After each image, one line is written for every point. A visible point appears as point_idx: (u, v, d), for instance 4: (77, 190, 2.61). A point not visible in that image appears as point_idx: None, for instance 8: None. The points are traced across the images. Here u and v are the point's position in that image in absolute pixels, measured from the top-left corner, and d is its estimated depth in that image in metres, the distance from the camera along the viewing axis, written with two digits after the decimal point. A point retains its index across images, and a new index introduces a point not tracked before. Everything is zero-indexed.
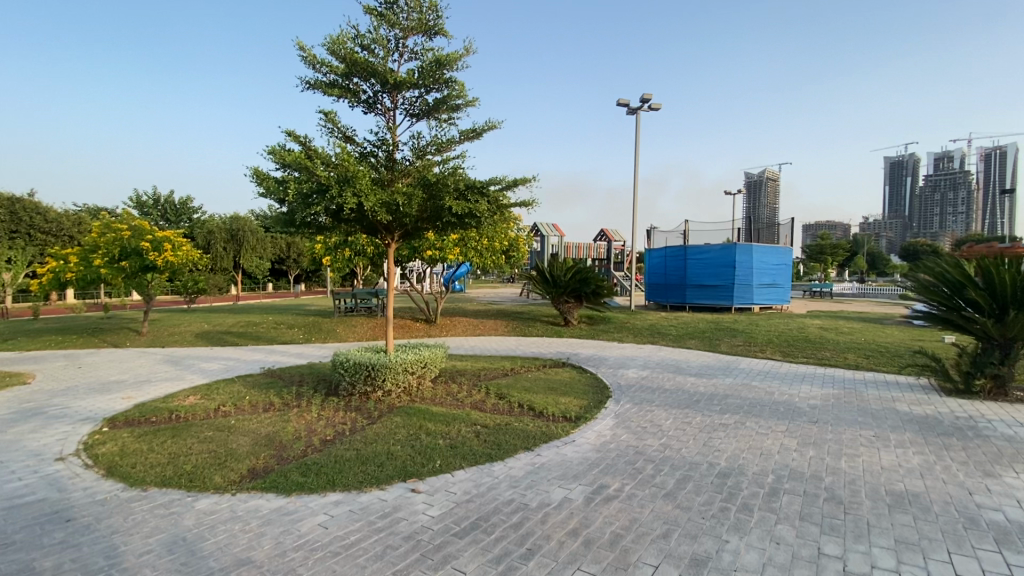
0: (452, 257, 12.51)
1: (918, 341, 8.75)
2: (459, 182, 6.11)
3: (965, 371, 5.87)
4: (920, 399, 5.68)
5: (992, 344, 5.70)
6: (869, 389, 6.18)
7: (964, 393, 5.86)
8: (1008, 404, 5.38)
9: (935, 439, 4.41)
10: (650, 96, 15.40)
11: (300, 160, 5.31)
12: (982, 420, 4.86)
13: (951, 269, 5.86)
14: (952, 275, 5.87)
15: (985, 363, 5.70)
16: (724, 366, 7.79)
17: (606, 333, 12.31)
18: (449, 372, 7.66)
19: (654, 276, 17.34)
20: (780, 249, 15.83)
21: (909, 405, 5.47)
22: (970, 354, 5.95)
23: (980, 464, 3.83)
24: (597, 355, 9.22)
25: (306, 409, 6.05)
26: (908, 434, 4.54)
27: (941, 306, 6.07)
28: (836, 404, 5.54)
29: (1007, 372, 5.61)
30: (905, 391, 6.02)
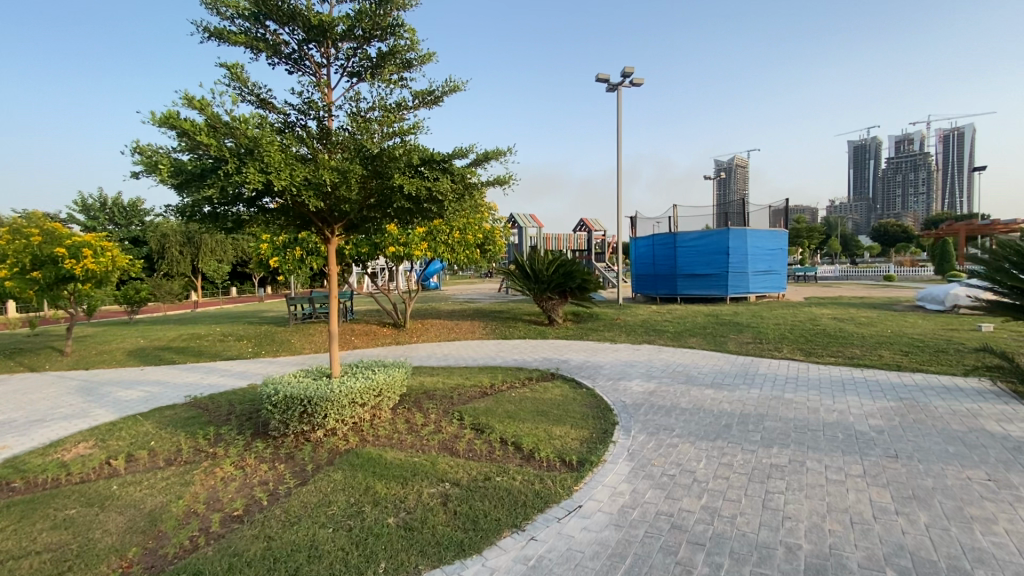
0: (420, 254, 11.05)
1: (951, 332, 7.72)
2: (414, 155, 4.70)
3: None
4: (1006, 412, 4.54)
5: None
6: (933, 401, 5.01)
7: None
8: None
9: None
10: (632, 70, 14.06)
11: (179, 125, 3.69)
12: None
13: None
14: None
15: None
16: (743, 372, 6.57)
17: (596, 332, 11.07)
18: (415, 394, 6.26)
19: (642, 266, 16.15)
20: (775, 232, 14.79)
21: (998, 423, 4.33)
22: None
23: None
24: (590, 362, 7.91)
25: (218, 463, 4.54)
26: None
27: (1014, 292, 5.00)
28: (906, 427, 4.35)
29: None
30: (980, 400, 4.89)
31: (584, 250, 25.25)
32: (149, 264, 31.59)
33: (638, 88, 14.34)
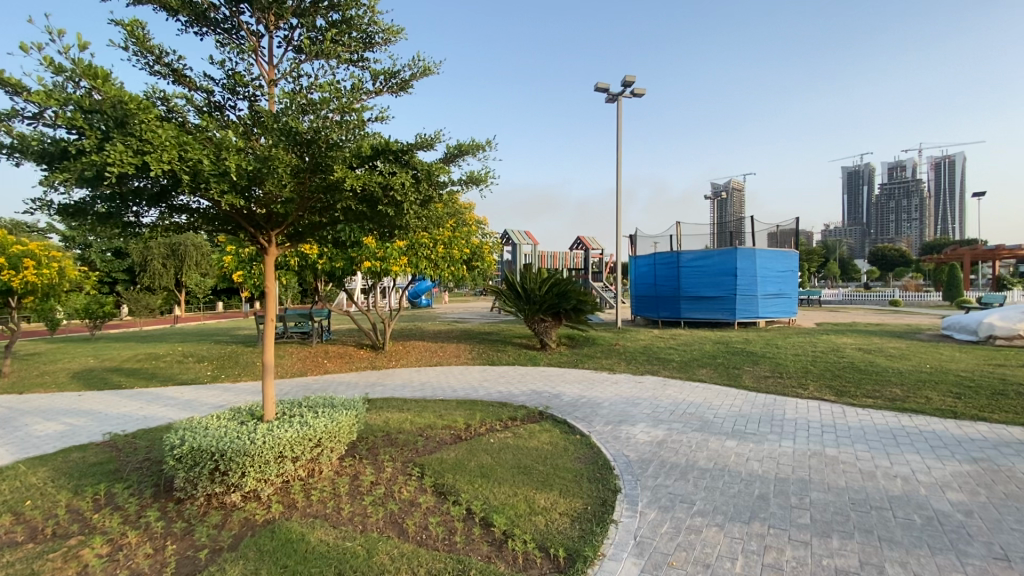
0: (399, 269, 10.00)
1: (1000, 370, 6.70)
2: (367, 146, 3.73)
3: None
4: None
5: None
6: (1017, 464, 3.95)
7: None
8: None
9: None
10: (633, 78, 13.26)
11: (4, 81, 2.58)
12: None
13: None
14: None
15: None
16: (768, 416, 5.50)
17: (592, 359, 9.99)
18: (372, 440, 5.13)
19: (642, 286, 15.16)
20: (784, 253, 13.85)
21: None
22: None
23: None
24: (586, 398, 6.80)
25: (87, 542, 3.40)
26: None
27: None
28: (1000, 507, 3.27)
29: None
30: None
31: (581, 269, 24.29)
32: (130, 277, 30.44)
33: (640, 98, 13.52)
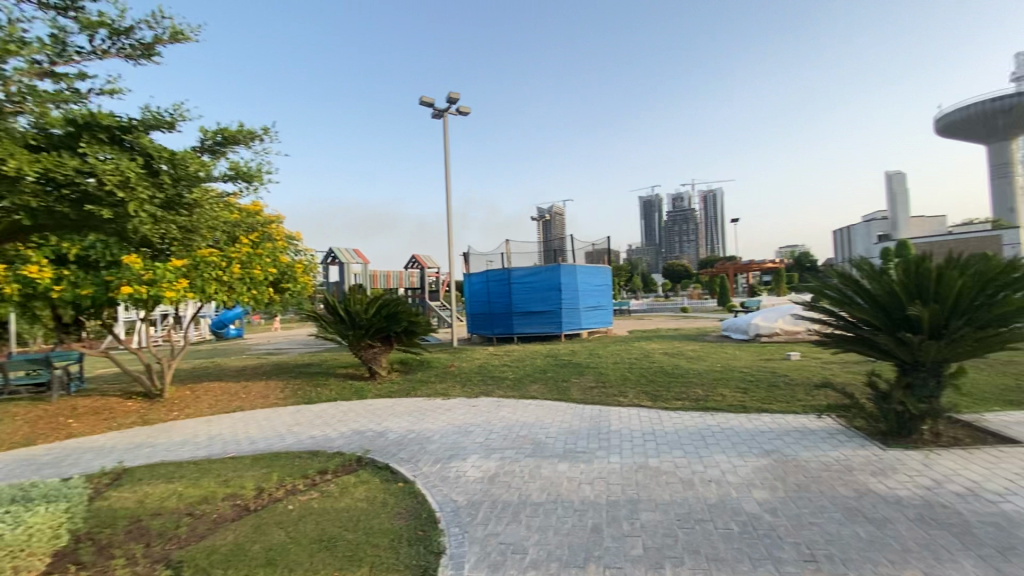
0: (177, 297, 7.82)
1: (769, 363, 7.86)
2: (63, 116, 3.87)
3: (892, 408, 3.89)
4: (869, 446, 3.92)
5: (919, 370, 3.88)
6: (796, 449, 4.36)
7: (902, 440, 3.91)
8: (955, 434, 3.93)
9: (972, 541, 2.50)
10: (457, 96, 13.16)
11: None
12: (960, 477, 3.19)
13: (866, 271, 4.02)
14: (874, 283, 3.95)
15: (921, 400, 3.79)
16: (596, 431, 5.44)
17: (425, 385, 9.28)
18: (105, 537, 3.64)
19: (476, 304, 15.01)
20: (600, 268, 15.05)
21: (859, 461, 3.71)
22: (894, 384, 4.02)
23: None
24: (414, 433, 6.06)
25: None
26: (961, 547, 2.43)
27: (846, 321, 4.15)
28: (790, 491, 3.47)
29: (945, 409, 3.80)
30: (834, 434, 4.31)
31: (416, 289, 23.51)
32: None
33: (465, 116, 13.47)
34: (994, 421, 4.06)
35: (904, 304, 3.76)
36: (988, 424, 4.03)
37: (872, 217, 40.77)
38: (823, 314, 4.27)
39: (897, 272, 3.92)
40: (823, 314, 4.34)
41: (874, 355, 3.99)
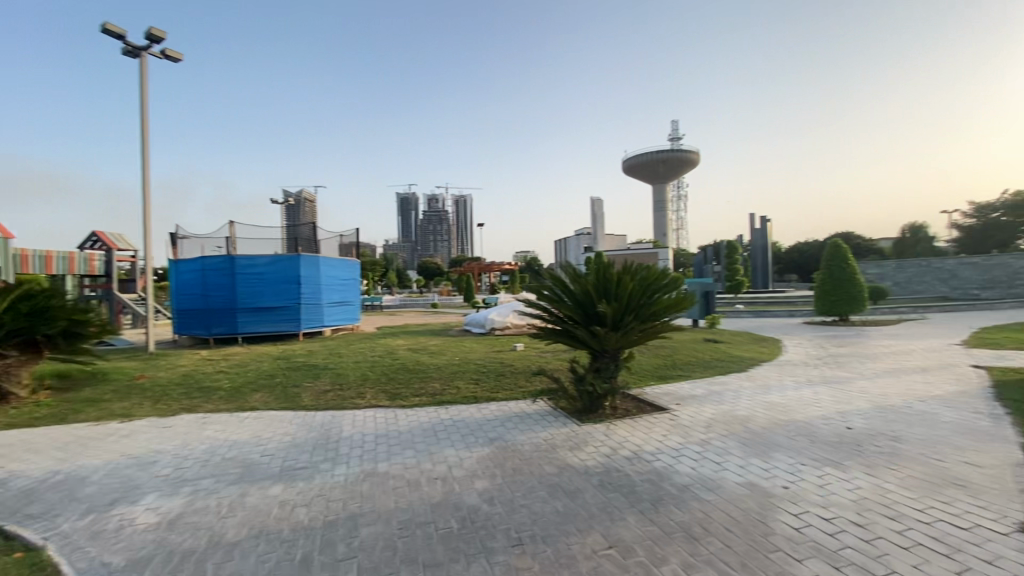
0: None
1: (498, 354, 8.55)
2: None
3: (585, 389, 4.53)
4: (569, 423, 4.46)
5: (604, 356, 4.65)
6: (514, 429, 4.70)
7: (592, 415, 4.59)
8: (628, 406, 4.83)
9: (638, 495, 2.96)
10: (161, 36, 10.43)
11: None
12: (630, 442, 3.87)
13: (569, 273, 4.64)
14: (575, 284, 4.59)
15: (606, 381, 4.52)
16: (324, 440, 4.88)
17: (94, 405, 6.98)
18: None
19: (186, 297, 12.22)
20: (347, 262, 14.17)
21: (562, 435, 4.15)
22: (588, 369, 4.72)
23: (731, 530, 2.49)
24: (58, 475, 4.37)
25: None
26: (626, 503, 2.87)
27: (555, 317, 4.71)
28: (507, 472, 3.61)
29: (621, 387, 4.62)
30: (545, 414, 4.83)
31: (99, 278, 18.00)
32: None
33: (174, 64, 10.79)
34: (650, 394, 5.20)
35: (595, 302, 4.44)
36: (647, 396, 5.12)
37: (581, 232, 50.06)
38: (539, 310, 4.76)
39: (592, 274, 4.61)
40: (538, 309, 4.83)
41: (575, 345, 4.61)
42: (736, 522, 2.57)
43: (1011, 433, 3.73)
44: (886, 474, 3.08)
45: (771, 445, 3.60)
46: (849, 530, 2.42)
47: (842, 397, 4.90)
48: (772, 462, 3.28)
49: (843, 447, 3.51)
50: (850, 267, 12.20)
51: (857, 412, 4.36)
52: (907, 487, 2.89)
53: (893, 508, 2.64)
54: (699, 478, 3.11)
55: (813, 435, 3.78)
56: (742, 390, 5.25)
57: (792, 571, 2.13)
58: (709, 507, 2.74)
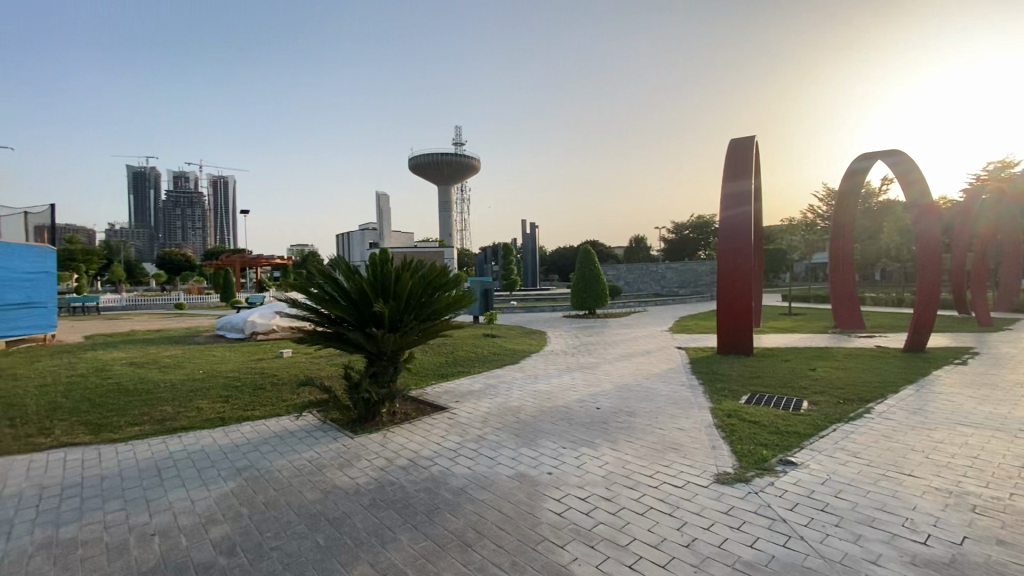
0: None
1: (257, 353, 7.29)
2: None
3: (360, 397, 4.11)
4: (340, 436, 3.97)
5: (381, 360, 4.33)
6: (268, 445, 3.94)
7: (369, 424, 4.19)
8: (406, 411, 4.56)
9: (410, 507, 2.74)
10: None
11: None
12: (407, 448, 3.63)
13: (341, 269, 4.14)
14: (348, 280, 4.11)
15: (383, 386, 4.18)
16: None
17: None
18: None
19: None
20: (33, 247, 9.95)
21: (330, 451, 3.65)
22: (363, 374, 4.30)
23: (501, 530, 2.46)
24: None
25: None
26: (399, 520, 2.62)
27: (325, 318, 4.16)
28: (257, 503, 2.96)
29: (400, 391, 4.35)
30: (312, 427, 4.24)
31: None
32: None
33: None
34: (429, 393, 5.08)
35: (371, 301, 4.06)
36: (426, 396, 4.99)
37: (365, 227, 48.02)
38: (305, 311, 4.14)
39: (367, 271, 4.21)
40: (306, 310, 4.22)
41: (348, 349, 4.15)
42: (507, 519, 2.56)
43: (703, 399, 4.78)
44: (626, 446, 3.55)
45: (538, 433, 3.82)
46: (600, 507, 2.65)
47: (592, 381, 5.61)
48: (539, 450, 3.46)
49: (595, 426, 3.94)
50: (597, 270, 14.51)
51: (604, 393, 5.02)
52: (640, 456, 3.36)
53: (631, 478, 3.01)
54: (474, 477, 3.07)
55: (571, 418, 4.18)
56: (514, 382, 5.56)
57: (556, 560, 2.19)
58: (483, 507, 2.69)
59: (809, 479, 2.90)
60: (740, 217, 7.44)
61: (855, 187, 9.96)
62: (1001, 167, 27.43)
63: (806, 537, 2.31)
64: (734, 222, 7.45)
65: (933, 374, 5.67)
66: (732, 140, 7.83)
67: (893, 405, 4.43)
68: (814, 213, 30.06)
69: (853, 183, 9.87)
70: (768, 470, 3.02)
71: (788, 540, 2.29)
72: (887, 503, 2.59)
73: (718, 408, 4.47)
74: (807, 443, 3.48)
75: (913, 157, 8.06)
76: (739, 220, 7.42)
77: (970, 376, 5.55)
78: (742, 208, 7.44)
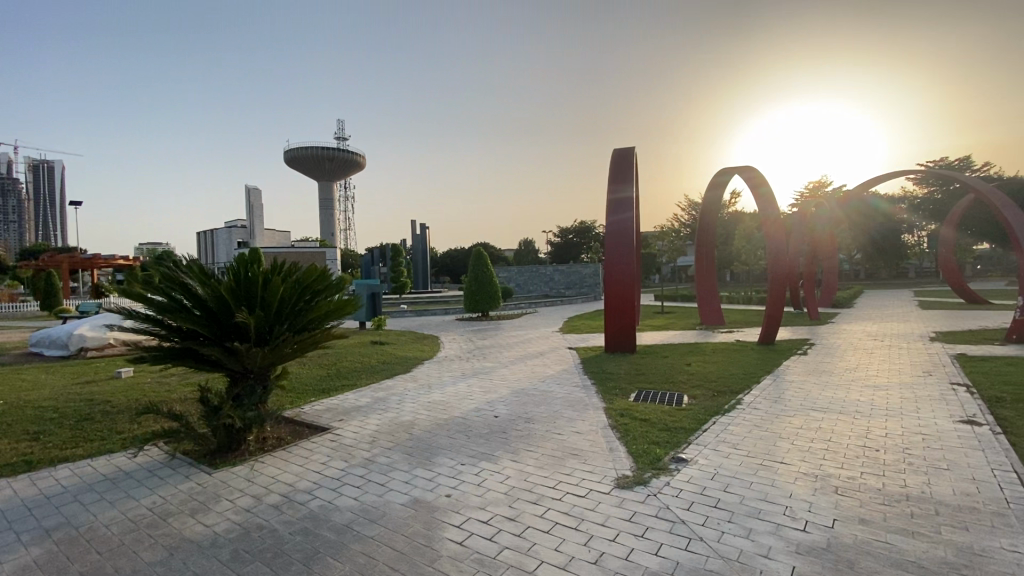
0: None
1: (83, 373, 5.96)
2: None
3: (220, 424, 3.47)
4: (194, 472, 3.29)
5: (248, 377, 3.73)
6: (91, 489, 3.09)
7: (232, 454, 3.55)
8: (278, 435, 3.96)
9: (283, 557, 2.30)
10: None
11: None
12: (279, 482, 3.12)
13: (194, 274, 3.47)
14: (204, 286, 3.45)
15: (249, 409, 3.57)
16: None
17: None
18: None
19: None
20: None
21: (178, 494, 2.99)
22: (224, 398, 3.64)
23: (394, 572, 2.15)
24: None
25: None
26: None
27: (174, 331, 3.46)
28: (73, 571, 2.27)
29: (272, 413, 3.77)
30: (155, 464, 3.46)
31: None
32: None
33: None
34: (308, 413, 4.51)
35: (232, 311, 3.46)
36: (305, 416, 4.42)
37: (232, 225, 43.23)
38: (146, 324, 3.42)
39: (228, 276, 3.60)
40: (148, 323, 3.49)
41: (204, 368, 3.50)
42: (401, 557, 2.26)
43: (596, 399, 4.85)
44: (526, 456, 3.40)
45: (433, 450, 3.53)
46: (504, 530, 2.47)
47: (488, 387, 5.43)
48: (435, 470, 3.18)
49: (493, 437, 3.76)
50: (489, 272, 14.48)
51: (500, 400, 4.87)
52: (541, 465, 3.23)
53: (534, 491, 2.86)
54: (361, 511, 2.70)
55: (468, 430, 3.95)
56: (406, 393, 5.19)
57: None
58: (372, 547, 2.35)
59: (699, 475, 2.98)
60: (624, 224, 7.79)
61: (717, 197, 11.03)
62: (819, 185, 32.76)
63: (705, 538, 2.34)
64: (618, 228, 7.78)
65: (784, 364, 6.41)
66: (615, 149, 8.17)
67: (758, 395, 4.87)
68: (678, 221, 33.39)
69: (716, 194, 10.93)
70: (664, 470, 3.06)
71: (689, 543, 2.30)
72: (768, 493, 2.74)
73: (612, 408, 4.55)
74: (693, 438, 3.62)
75: (762, 174, 9.14)
76: (623, 227, 7.78)
77: (811, 365, 6.36)
78: (625, 215, 7.80)
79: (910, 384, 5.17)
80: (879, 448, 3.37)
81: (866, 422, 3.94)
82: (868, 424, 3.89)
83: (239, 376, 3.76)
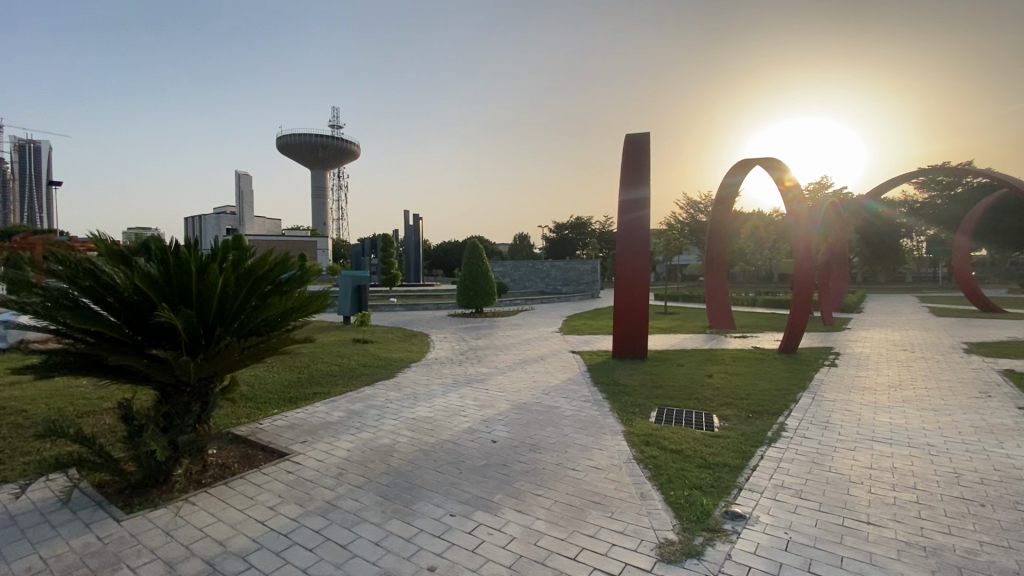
0: None
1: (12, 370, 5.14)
2: None
3: (138, 451, 2.68)
4: (98, 521, 2.49)
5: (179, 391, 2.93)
6: None
7: (158, 490, 2.79)
8: (222, 464, 3.16)
9: None
10: None
11: None
12: (208, 539, 2.33)
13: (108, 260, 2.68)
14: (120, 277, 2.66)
15: (180, 432, 2.79)
16: None
17: None
18: None
19: None
20: None
21: (65, 558, 2.20)
22: (148, 416, 2.84)
23: None
24: None
25: None
26: None
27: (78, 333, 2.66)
28: None
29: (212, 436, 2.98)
30: (52, 506, 2.66)
31: None
32: None
33: None
34: (266, 431, 3.73)
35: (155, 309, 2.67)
36: (261, 435, 3.64)
37: (220, 212, 41.98)
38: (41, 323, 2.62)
39: (153, 265, 2.81)
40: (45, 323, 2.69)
41: (123, 382, 2.73)
42: None
43: (612, 420, 4.09)
44: (533, 502, 2.65)
45: (415, 491, 2.76)
46: None
47: (484, 400, 4.65)
48: (416, 524, 2.41)
49: (491, 473, 2.99)
50: (485, 266, 13.67)
51: (498, 418, 4.09)
52: (555, 519, 2.47)
53: (549, 564, 2.10)
54: None
55: (460, 461, 3.18)
56: (387, 406, 4.40)
57: None
58: None
59: (768, 543, 2.24)
60: (637, 223, 7.01)
61: (733, 193, 10.24)
62: (821, 186, 32.17)
63: None
64: (631, 228, 6.99)
65: (817, 379, 5.68)
66: (627, 138, 7.17)
67: (802, 419, 4.13)
68: (676, 219, 32.80)
69: (730, 190, 10.17)
70: (718, 534, 2.31)
71: None
72: None
73: (633, 432, 3.79)
74: (743, 481, 2.88)
75: (780, 172, 8.46)
76: (636, 227, 6.99)
77: (847, 380, 5.64)
78: (639, 214, 7.01)
79: (973, 408, 4.44)
80: (984, 503, 2.63)
81: (948, 461, 3.20)
82: (952, 463, 3.16)
83: (172, 390, 2.97)
